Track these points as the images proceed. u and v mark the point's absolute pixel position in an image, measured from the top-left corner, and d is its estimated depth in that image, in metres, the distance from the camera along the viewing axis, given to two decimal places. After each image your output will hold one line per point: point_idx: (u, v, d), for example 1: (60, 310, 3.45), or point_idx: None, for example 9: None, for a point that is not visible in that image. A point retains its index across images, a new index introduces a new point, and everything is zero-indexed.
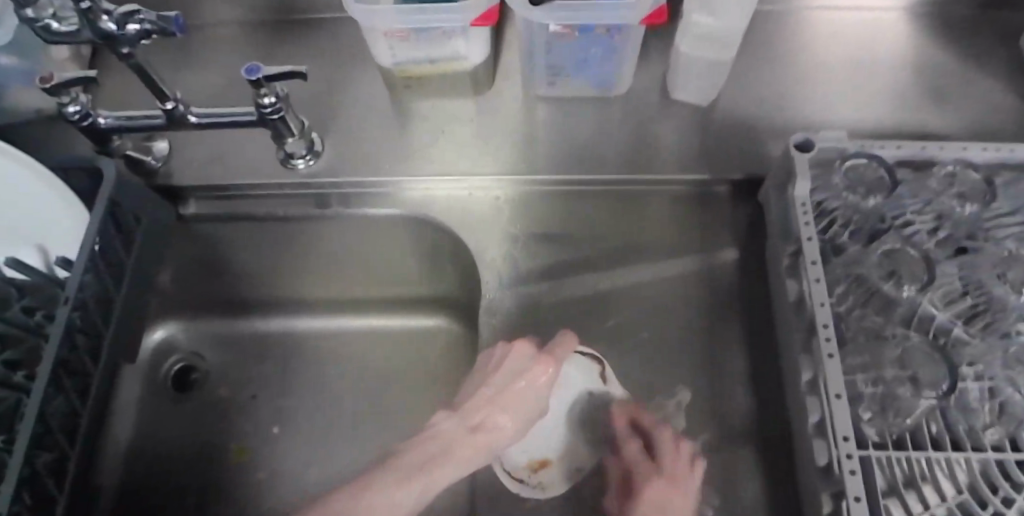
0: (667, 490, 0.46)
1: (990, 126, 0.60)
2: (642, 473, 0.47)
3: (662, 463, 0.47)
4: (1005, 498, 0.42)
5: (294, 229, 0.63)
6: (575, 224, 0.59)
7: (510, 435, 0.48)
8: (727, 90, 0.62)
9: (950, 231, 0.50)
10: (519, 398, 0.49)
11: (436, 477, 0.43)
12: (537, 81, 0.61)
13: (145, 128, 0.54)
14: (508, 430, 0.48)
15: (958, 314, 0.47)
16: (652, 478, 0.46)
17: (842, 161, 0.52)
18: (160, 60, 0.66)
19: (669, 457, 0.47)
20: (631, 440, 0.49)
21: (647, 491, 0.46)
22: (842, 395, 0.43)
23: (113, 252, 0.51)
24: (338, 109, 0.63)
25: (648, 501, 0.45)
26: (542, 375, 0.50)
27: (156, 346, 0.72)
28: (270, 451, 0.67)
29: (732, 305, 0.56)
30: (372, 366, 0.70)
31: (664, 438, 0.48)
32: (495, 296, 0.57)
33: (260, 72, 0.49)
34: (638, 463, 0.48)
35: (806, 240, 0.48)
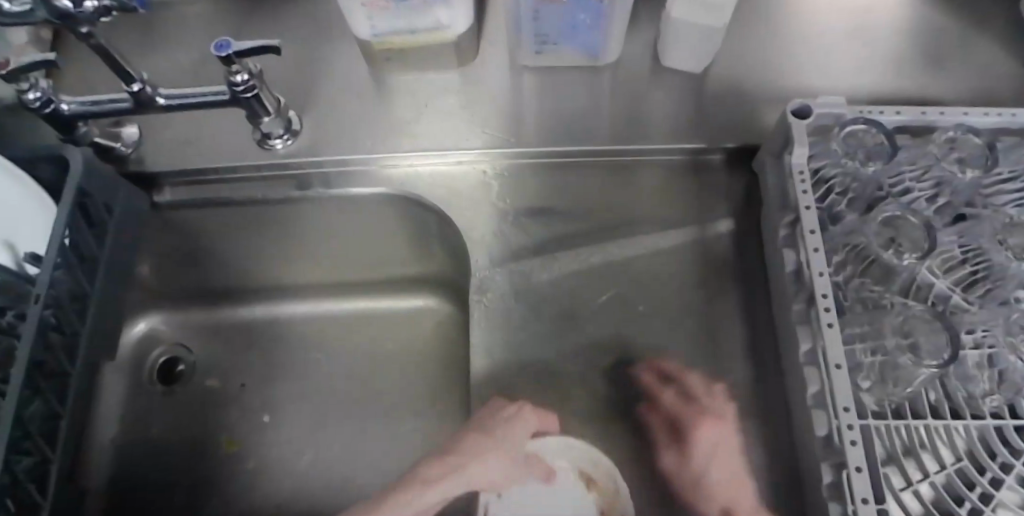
0: (718, 423, 0.50)
1: (987, 87, 0.59)
2: (691, 416, 0.50)
3: (697, 398, 0.51)
4: (1003, 463, 0.43)
5: (275, 212, 0.60)
6: (566, 199, 0.58)
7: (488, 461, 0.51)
8: (721, 57, 0.60)
9: (949, 198, 0.50)
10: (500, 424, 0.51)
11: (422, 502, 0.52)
12: (523, 50, 0.59)
13: (112, 113, 0.51)
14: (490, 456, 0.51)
15: (957, 282, 0.48)
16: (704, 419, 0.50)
17: (841, 128, 0.50)
18: (123, 35, 0.62)
19: (699, 388, 0.52)
20: (663, 390, 0.51)
21: (700, 431, 0.50)
22: (842, 365, 0.43)
23: (86, 245, 0.49)
24: (316, 84, 0.60)
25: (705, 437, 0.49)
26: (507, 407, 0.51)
27: (139, 339, 0.70)
28: (261, 437, 0.66)
29: (729, 277, 0.55)
30: (363, 348, 0.69)
31: (695, 380, 0.52)
32: (488, 276, 0.56)
33: (230, 48, 0.46)
34: (688, 408, 0.51)
35: (805, 209, 0.47)
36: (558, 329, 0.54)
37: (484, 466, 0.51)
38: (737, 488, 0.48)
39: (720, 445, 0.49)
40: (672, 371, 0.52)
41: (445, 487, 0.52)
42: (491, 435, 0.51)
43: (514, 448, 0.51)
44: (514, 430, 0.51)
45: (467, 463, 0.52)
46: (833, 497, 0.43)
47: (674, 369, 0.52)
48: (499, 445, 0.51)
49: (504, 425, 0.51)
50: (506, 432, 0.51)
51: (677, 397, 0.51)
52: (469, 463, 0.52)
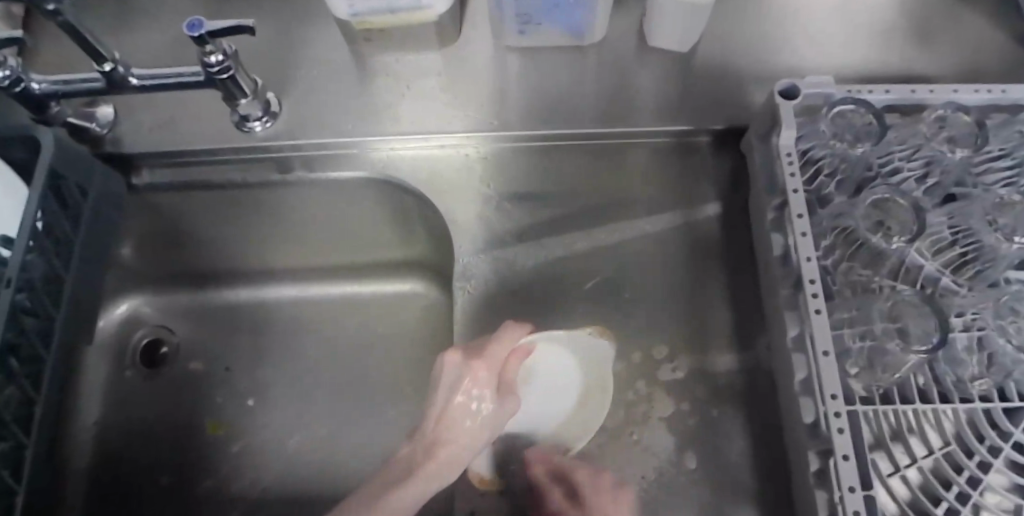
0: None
1: (980, 63, 0.57)
2: None
3: (586, 506, 0.44)
4: (992, 447, 0.42)
5: (254, 195, 0.60)
6: (549, 184, 0.56)
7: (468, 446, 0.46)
8: (708, 36, 0.59)
9: (939, 178, 0.49)
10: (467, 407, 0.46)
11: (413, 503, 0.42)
12: (506, 28, 0.57)
13: (84, 92, 0.50)
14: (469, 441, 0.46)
15: (946, 264, 0.47)
16: None
17: (830, 108, 0.49)
18: (99, 16, 0.61)
19: (592, 494, 0.45)
20: (550, 487, 0.47)
21: None
22: (829, 352, 0.42)
23: (60, 228, 0.48)
24: (296, 66, 0.59)
25: None
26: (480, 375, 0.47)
27: (121, 320, 0.69)
28: (247, 424, 0.65)
29: (719, 261, 0.54)
30: (348, 333, 0.69)
31: (583, 478, 0.46)
32: (470, 261, 0.55)
33: (203, 28, 0.45)
34: (566, 508, 0.45)
35: (792, 192, 0.46)
36: (545, 315, 0.53)
37: (459, 432, 0.46)
38: (722, 477, 0.47)
39: None
40: (563, 467, 0.47)
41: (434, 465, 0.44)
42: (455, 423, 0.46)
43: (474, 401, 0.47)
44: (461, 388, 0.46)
45: (452, 443, 0.45)
46: (818, 485, 0.42)
47: (557, 470, 0.47)
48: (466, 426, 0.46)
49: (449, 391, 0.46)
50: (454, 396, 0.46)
51: (565, 498, 0.46)
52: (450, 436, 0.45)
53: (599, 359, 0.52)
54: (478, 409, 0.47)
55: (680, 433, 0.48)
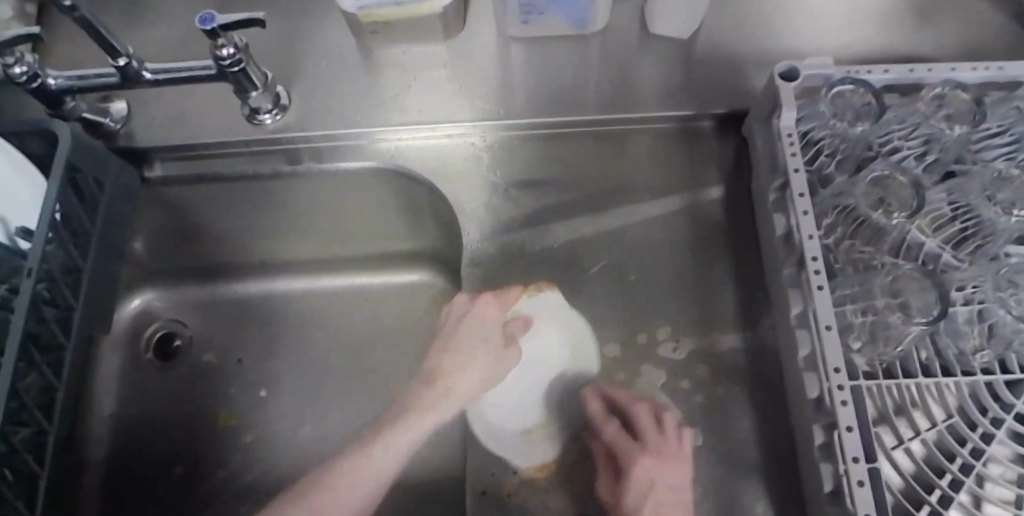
0: (657, 462, 0.47)
1: (978, 44, 0.58)
2: (629, 451, 0.48)
3: (643, 438, 0.48)
4: (995, 418, 0.44)
5: (264, 187, 0.61)
6: (553, 170, 0.58)
7: None
8: (708, 22, 0.60)
9: (937, 155, 0.49)
10: None
11: None
12: (509, 17, 0.58)
13: (99, 87, 0.51)
14: None
15: (947, 239, 0.48)
16: (637, 461, 0.47)
17: (829, 89, 0.50)
18: (110, 14, 0.62)
19: (649, 426, 0.49)
20: (608, 420, 0.50)
21: (636, 473, 0.47)
22: (831, 325, 0.43)
23: (78, 221, 0.49)
24: (303, 59, 0.60)
25: (637, 483, 0.47)
26: None
27: (135, 315, 0.70)
28: (261, 413, 0.66)
29: (722, 242, 0.55)
30: (358, 323, 0.70)
31: (643, 415, 0.49)
32: (478, 246, 0.56)
33: (215, 21, 0.46)
34: (623, 438, 0.49)
35: (793, 171, 0.47)
36: (552, 298, 0.54)
37: None
38: (729, 453, 0.48)
39: (654, 482, 0.47)
40: (625, 405, 0.50)
41: None
42: None
43: None
44: None
45: None
46: (824, 457, 0.43)
47: (630, 400, 0.50)
48: None
49: None
50: None
51: (620, 429, 0.49)
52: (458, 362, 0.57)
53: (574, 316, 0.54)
54: None
55: (687, 411, 0.49)
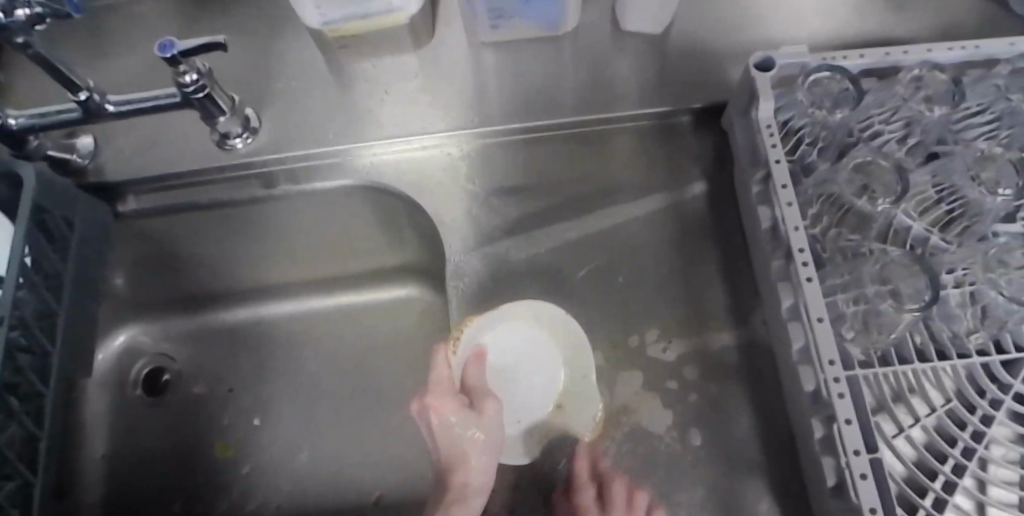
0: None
1: (951, 21, 0.58)
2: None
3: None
4: (993, 400, 0.43)
5: (241, 212, 0.60)
6: (533, 177, 0.57)
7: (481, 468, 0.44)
8: (681, 16, 0.59)
9: (920, 137, 0.49)
10: (460, 442, 0.45)
11: None
12: (478, 24, 0.57)
13: (63, 124, 0.50)
14: (482, 462, 0.44)
15: (934, 222, 0.47)
16: None
17: (806, 77, 0.49)
18: (70, 46, 0.60)
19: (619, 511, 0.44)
20: (583, 488, 0.46)
21: None
22: (824, 318, 0.42)
23: (49, 263, 0.48)
24: (272, 79, 0.59)
25: None
26: (449, 410, 0.46)
27: (120, 352, 0.69)
28: (255, 441, 0.65)
29: (707, 239, 0.54)
30: (348, 342, 0.69)
31: (619, 488, 0.45)
32: (461, 258, 0.55)
33: (174, 48, 0.45)
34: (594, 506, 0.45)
35: (775, 163, 0.46)
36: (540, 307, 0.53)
37: (464, 457, 0.44)
38: (729, 452, 0.47)
39: None
40: (607, 474, 0.47)
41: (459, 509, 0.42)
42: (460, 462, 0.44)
43: (461, 434, 0.45)
44: (445, 430, 0.45)
45: (463, 471, 0.44)
46: (825, 451, 0.42)
47: (609, 478, 0.46)
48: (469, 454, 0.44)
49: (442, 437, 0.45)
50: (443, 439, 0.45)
51: (596, 497, 0.46)
52: (460, 457, 0.44)
53: (543, 312, 0.52)
54: (466, 434, 0.45)
55: (685, 413, 0.49)
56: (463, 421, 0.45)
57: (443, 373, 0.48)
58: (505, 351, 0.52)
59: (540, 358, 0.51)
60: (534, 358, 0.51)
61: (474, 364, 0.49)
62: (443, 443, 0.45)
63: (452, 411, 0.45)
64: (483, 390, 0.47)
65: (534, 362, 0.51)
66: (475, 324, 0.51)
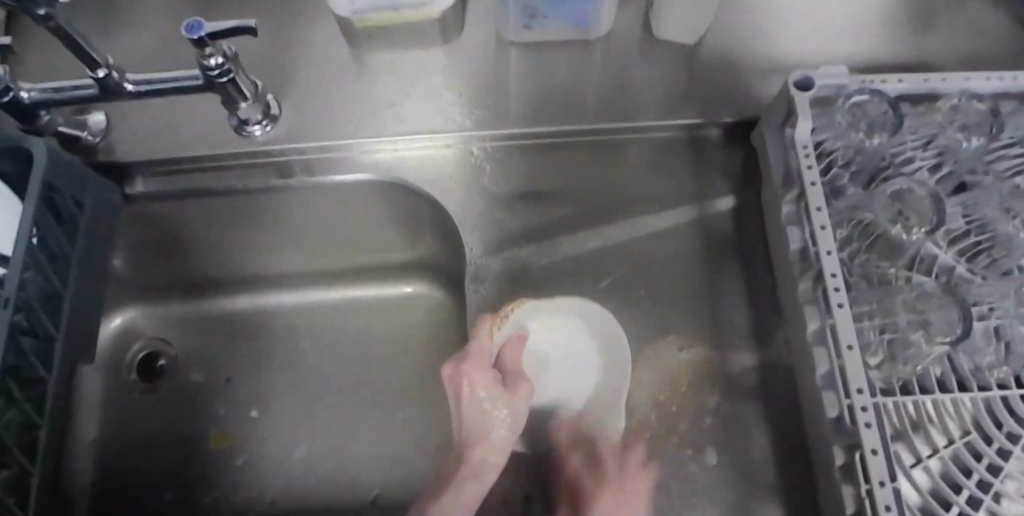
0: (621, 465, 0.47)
1: (984, 51, 0.57)
2: (590, 485, 0.47)
3: (606, 472, 0.47)
4: (1010, 433, 0.44)
5: (254, 201, 0.58)
6: (557, 182, 0.56)
7: (501, 445, 0.47)
8: (714, 27, 0.58)
9: (951, 167, 0.48)
10: (484, 416, 0.47)
11: None
12: (511, 23, 0.56)
13: (78, 100, 0.48)
14: (502, 441, 0.47)
15: (961, 253, 0.47)
16: (599, 495, 0.46)
17: (845, 99, 0.48)
18: (84, 19, 0.58)
19: (613, 464, 0.47)
20: (571, 452, 0.49)
21: (598, 507, 0.46)
22: (853, 345, 0.42)
23: (56, 243, 0.46)
24: (293, 65, 0.57)
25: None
26: (482, 382, 0.48)
27: (116, 334, 0.67)
28: (253, 435, 0.64)
29: (731, 257, 0.54)
30: (353, 339, 0.67)
31: (606, 445, 0.48)
32: (479, 263, 0.54)
33: (202, 29, 0.43)
34: (585, 471, 0.48)
35: (810, 185, 0.46)
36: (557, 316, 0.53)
37: (487, 430, 0.47)
38: (745, 473, 0.47)
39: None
40: (591, 431, 0.49)
41: (473, 485, 0.45)
42: (483, 435, 0.47)
43: (489, 410, 0.47)
44: (474, 397, 0.47)
45: (485, 443, 0.46)
46: (845, 479, 0.42)
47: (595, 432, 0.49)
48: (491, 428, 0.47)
49: (469, 404, 0.47)
50: (470, 406, 0.47)
51: (585, 460, 0.48)
52: (483, 430, 0.47)
53: (593, 316, 0.52)
54: (495, 411, 0.47)
55: (702, 431, 0.48)
56: (494, 397, 0.47)
57: (479, 349, 0.48)
58: (548, 344, 0.53)
59: (574, 355, 0.52)
60: (577, 356, 0.52)
61: (512, 348, 0.50)
62: (469, 413, 0.47)
63: (484, 382, 0.48)
64: (518, 369, 0.50)
65: (575, 362, 0.52)
66: (523, 308, 0.52)
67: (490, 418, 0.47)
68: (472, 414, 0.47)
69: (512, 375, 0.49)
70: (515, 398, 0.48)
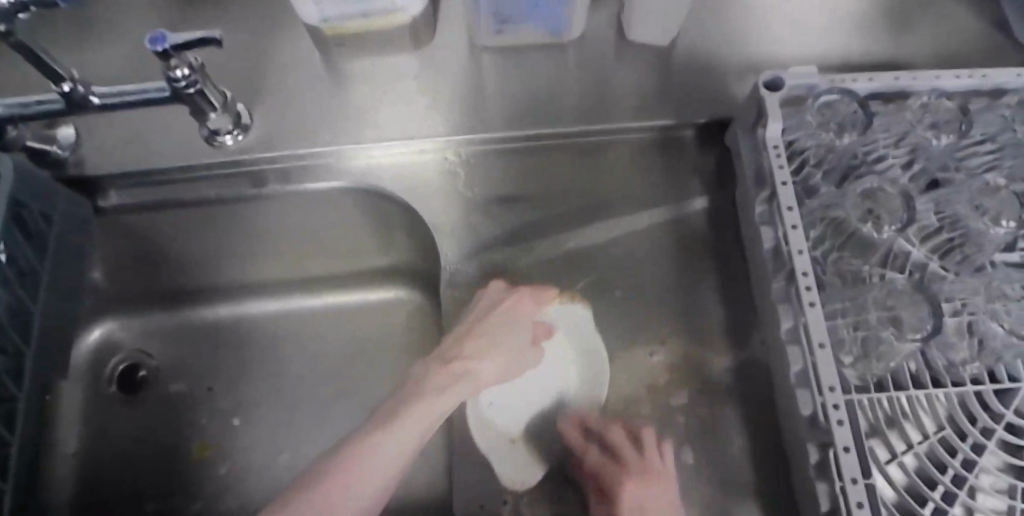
0: (645, 482, 0.43)
1: (957, 46, 0.58)
2: (613, 474, 0.44)
3: (620, 455, 0.45)
4: (984, 427, 0.44)
5: (230, 211, 0.58)
6: (533, 184, 0.55)
7: (478, 369, 0.47)
8: (688, 27, 0.58)
9: (923, 164, 0.49)
10: (484, 340, 0.48)
11: (395, 438, 0.41)
12: (481, 27, 0.55)
13: (43, 116, 0.47)
14: (483, 372, 0.47)
15: (935, 249, 0.47)
16: (624, 480, 0.44)
17: (815, 99, 0.48)
18: (52, 28, 0.58)
19: (636, 461, 0.44)
20: (590, 448, 0.47)
21: (623, 495, 0.43)
22: (825, 344, 0.42)
23: (23, 258, 0.46)
24: (265, 72, 0.57)
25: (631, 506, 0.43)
26: (503, 311, 0.49)
27: (95, 347, 0.66)
28: (235, 444, 0.63)
29: (708, 258, 0.54)
30: (334, 345, 0.67)
31: (620, 437, 0.46)
32: (457, 267, 0.54)
33: (167, 42, 0.43)
34: (603, 462, 0.45)
35: (781, 185, 0.46)
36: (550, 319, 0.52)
37: (472, 362, 0.47)
38: (721, 473, 0.47)
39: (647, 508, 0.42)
40: (598, 428, 0.47)
41: (435, 385, 0.45)
42: (467, 356, 0.47)
43: (491, 340, 0.48)
44: (488, 316, 0.49)
45: (454, 380, 0.46)
46: (819, 477, 0.43)
47: (611, 426, 0.47)
48: (494, 357, 0.48)
49: (480, 318, 0.49)
50: (482, 321, 0.49)
51: (603, 456, 0.46)
52: (466, 357, 0.47)
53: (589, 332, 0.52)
54: (483, 358, 0.48)
55: (679, 431, 0.48)
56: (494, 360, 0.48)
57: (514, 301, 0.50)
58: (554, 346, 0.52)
59: (564, 368, 0.52)
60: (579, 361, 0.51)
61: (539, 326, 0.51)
62: (469, 334, 0.48)
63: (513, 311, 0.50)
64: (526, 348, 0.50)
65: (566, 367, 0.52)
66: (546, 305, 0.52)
67: (486, 348, 0.48)
68: (472, 338, 0.48)
69: (512, 345, 0.49)
70: (508, 362, 0.49)
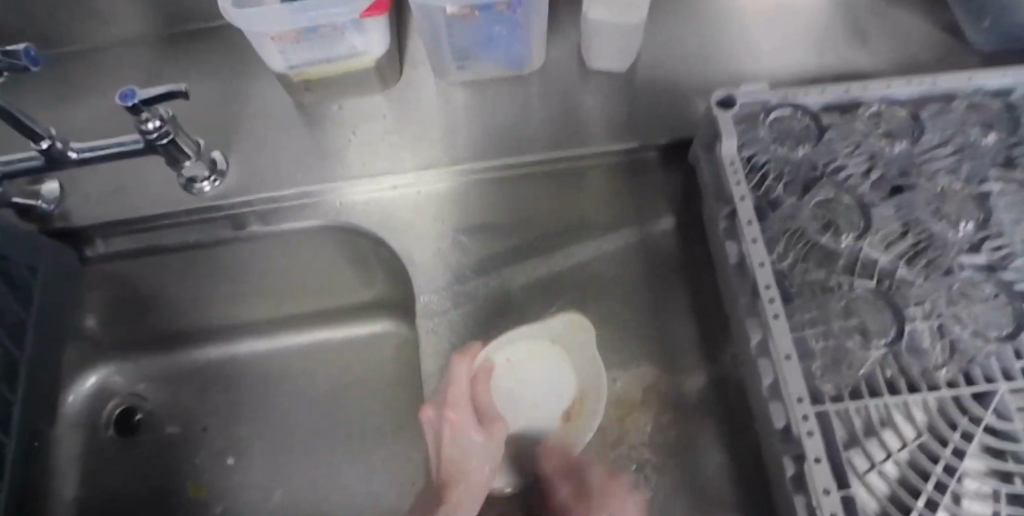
0: (625, 502, 0.46)
1: (914, 57, 0.58)
2: (600, 488, 0.47)
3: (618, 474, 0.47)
4: (965, 432, 0.42)
5: (214, 255, 0.60)
6: (502, 212, 0.57)
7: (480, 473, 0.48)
8: (647, 52, 0.60)
9: (883, 170, 0.49)
10: (454, 439, 0.48)
11: None
12: (445, 65, 0.57)
13: (24, 172, 0.50)
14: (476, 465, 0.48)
15: (900, 256, 0.47)
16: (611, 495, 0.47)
17: (767, 114, 0.49)
18: (37, 91, 0.61)
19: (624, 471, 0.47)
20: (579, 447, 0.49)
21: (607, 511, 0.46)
22: (791, 355, 0.42)
23: None
24: (239, 120, 0.59)
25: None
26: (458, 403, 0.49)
27: (89, 394, 0.67)
28: (229, 485, 0.64)
29: (677, 277, 0.54)
30: (323, 381, 0.67)
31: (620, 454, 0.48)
32: (432, 299, 0.54)
33: (135, 97, 0.45)
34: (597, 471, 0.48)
35: (739, 201, 0.46)
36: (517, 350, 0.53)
37: (456, 460, 0.48)
38: (702, 492, 0.47)
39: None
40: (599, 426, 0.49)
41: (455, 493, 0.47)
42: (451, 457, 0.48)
43: (459, 430, 0.48)
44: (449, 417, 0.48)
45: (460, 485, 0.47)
46: (796, 489, 0.42)
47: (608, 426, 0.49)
48: (458, 450, 0.48)
49: (440, 426, 0.48)
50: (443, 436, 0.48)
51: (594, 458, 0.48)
52: (458, 470, 0.48)
53: (558, 338, 0.53)
54: (470, 449, 0.48)
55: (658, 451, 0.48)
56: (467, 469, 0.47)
57: (460, 414, 0.48)
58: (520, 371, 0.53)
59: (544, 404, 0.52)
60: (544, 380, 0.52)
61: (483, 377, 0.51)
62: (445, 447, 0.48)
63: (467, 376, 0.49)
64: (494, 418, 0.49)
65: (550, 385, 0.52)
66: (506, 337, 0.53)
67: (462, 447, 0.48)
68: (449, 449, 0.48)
69: (480, 439, 0.48)
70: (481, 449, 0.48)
